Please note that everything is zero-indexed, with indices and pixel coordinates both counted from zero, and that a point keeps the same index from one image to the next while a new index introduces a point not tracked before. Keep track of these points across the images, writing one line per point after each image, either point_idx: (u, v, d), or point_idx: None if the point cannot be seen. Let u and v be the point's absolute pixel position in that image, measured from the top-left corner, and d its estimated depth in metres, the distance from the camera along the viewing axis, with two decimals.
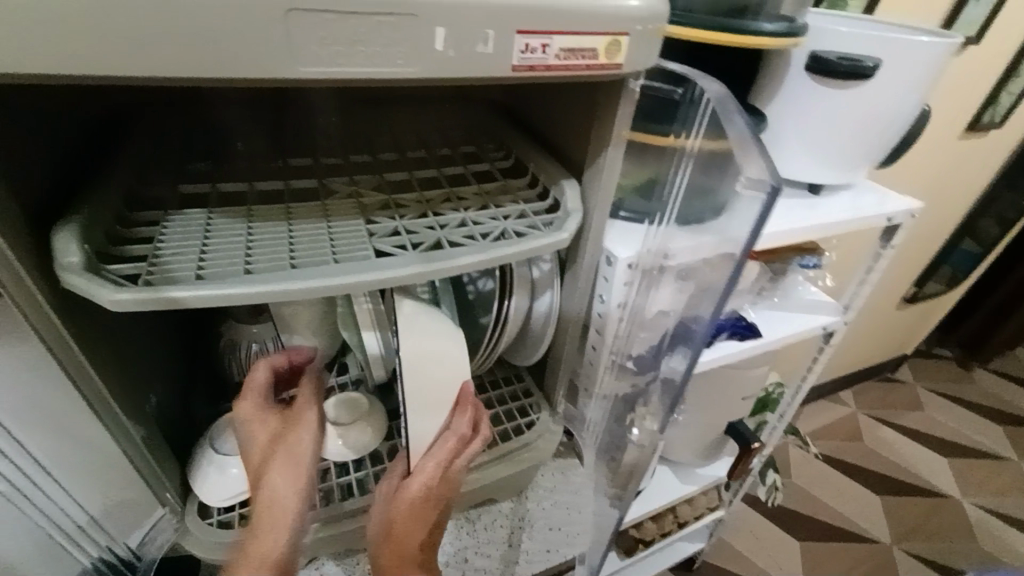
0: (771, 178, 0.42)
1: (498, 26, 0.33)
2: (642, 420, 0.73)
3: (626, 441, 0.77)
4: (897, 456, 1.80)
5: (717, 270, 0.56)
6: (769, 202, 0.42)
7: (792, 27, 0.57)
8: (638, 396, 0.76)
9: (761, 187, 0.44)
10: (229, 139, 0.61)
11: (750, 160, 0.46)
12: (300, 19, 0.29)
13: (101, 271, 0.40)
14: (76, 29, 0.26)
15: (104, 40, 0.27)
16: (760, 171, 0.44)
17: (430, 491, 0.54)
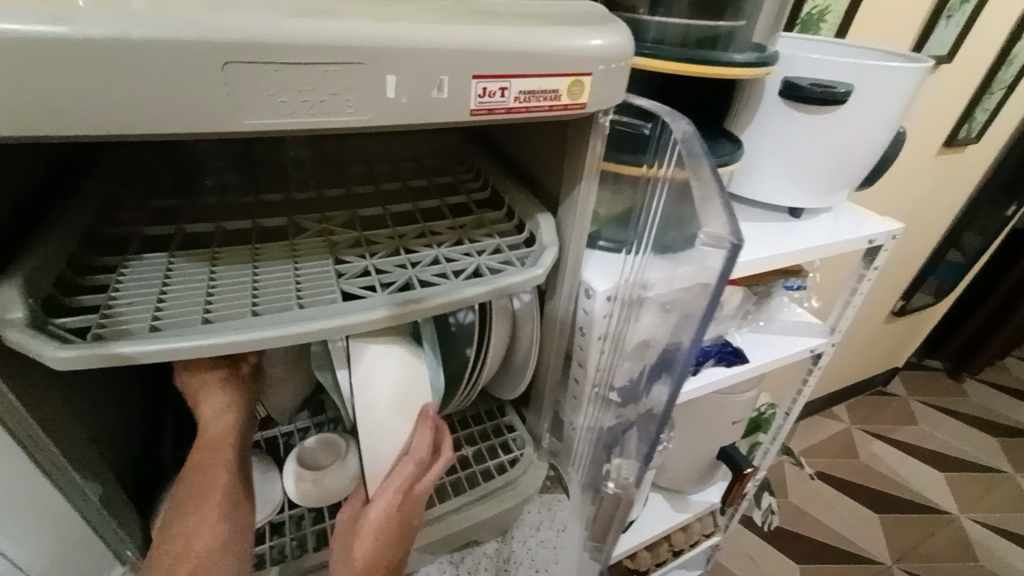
0: (732, 232, 0.42)
1: (453, 72, 0.32)
2: (619, 472, 0.72)
3: (603, 492, 0.76)
4: (894, 472, 1.78)
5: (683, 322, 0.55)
6: (730, 258, 0.42)
7: (761, 58, 0.57)
8: (613, 446, 0.75)
9: (722, 242, 0.44)
10: (197, 177, 0.60)
11: (712, 214, 0.45)
12: (239, 71, 0.28)
13: (47, 326, 0.38)
14: (3, 84, 0.25)
15: (34, 94, 0.26)
16: (721, 228, 0.44)
17: (391, 520, 0.53)
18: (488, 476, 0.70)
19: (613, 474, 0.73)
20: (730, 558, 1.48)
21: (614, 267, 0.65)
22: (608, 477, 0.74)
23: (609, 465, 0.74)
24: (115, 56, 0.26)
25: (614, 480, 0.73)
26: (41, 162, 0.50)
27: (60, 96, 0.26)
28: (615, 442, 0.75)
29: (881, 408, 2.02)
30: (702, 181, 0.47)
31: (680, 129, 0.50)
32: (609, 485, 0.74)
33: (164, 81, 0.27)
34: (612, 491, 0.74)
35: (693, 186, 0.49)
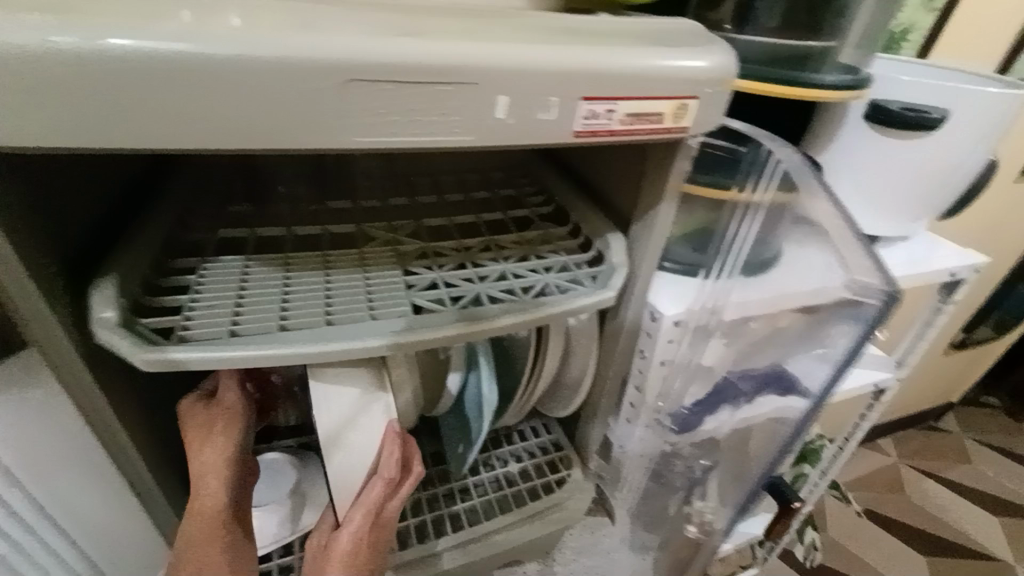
0: (887, 282, 0.41)
1: (562, 92, 0.32)
2: (702, 516, 0.74)
3: (681, 536, 0.76)
4: (947, 516, 1.62)
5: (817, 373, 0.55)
6: (883, 309, 0.41)
7: (858, 80, 0.53)
8: (699, 491, 0.76)
9: (872, 293, 0.42)
10: (270, 182, 0.61)
11: (857, 264, 0.45)
12: (356, 89, 0.29)
13: (135, 325, 0.38)
14: (144, 100, 0.26)
15: (170, 111, 0.27)
16: (870, 277, 0.43)
17: (362, 544, 0.50)
18: (535, 496, 0.68)
19: (695, 517, 0.75)
20: None
21: (682, 291, 0.63)
22: (688, 521, 0.75)
23: (689, 508, 0.76)
24: (245, 75, 0.27)
25: (694, 523, 0.74)
26: (131, 166, 0.52)
27: (193, 112, 0.27)
28: (698, 487, 0.77)
29: (933, 443, 1.84)
30: (841, 228, 0.47)
31: (788, 161, 0.51)
32: (689, 529, 0.75)
33: (285, 98, 0.28)
34: (692, 535, 0.75)
35: (825, 227, 0.50)
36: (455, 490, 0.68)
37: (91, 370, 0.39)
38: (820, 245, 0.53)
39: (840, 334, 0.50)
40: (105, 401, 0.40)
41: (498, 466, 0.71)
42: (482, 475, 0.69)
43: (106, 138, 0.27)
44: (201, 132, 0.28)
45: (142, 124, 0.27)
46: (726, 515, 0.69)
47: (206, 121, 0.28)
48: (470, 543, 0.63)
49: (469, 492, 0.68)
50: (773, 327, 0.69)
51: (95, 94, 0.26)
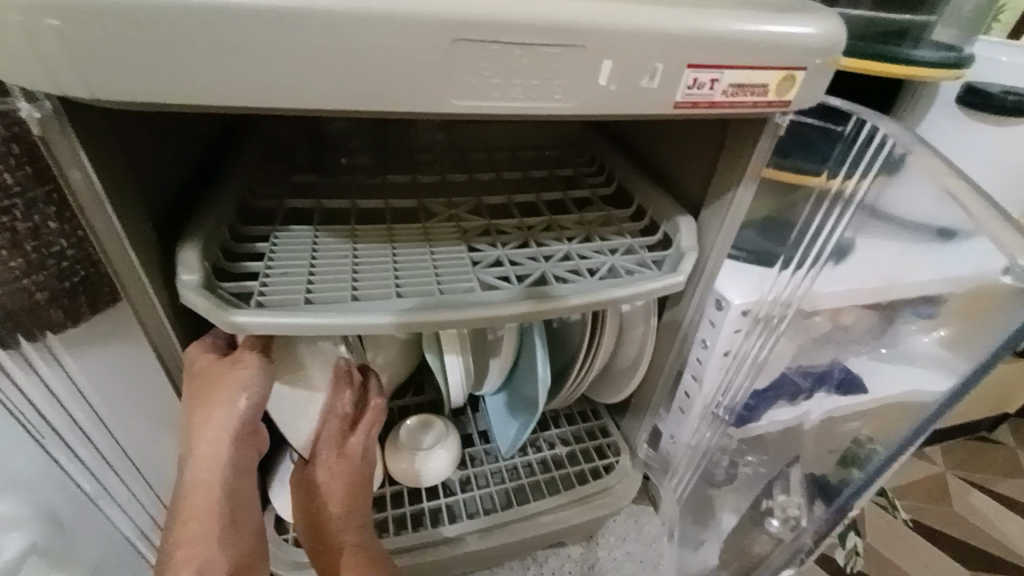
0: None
1: (668, 59, 0.31)
2: (788, 510, 0.67)
3: (761, 532, 0.69)
4: (999, 532, 1.47)
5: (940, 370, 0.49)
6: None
7: (957, 57, 0.49)
8: (779, 483, 0.71)
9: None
10: (333, 154, 0.61)
11: (1003, 236, 0.38)
12: (463, 49, 0.28)
13: (217, 288, 0.39)
14: (261, 56, 0.27)
15: (276, 63, 0.27)
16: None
17: (332, 477, 0.50)
18: (584, 479, 0.68)
19: (778, 511, 0.68)
20: None
21: (750, 280, 0.61)
22: (770, 514, 0.69)
23: (771, 501, 0.70)
24: (359, 35, 0.27)
25: (778, 518, 0.67)
26: (207, 132, 0.53)
27: (305, 73, 0.28)
28: (778, 478, 0.71)
29: (987, 455, 1.68)
30: (975, 197, 0.41)
31: (892, 133, 0.47)
32: (771, 524, 0.68)
33: (392, 59, 0.28)
34: (773, 530, 0.67)
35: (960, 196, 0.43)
36: (504, 469, 0.68)
37: (174, 328, 0.40)
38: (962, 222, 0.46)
39: (973, 329, 0.44)
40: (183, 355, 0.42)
41: (546, 447, 0.71)
42: (530, 455, 0.69)
43: (223, 93, 0.28)
44: (310, 93, 0.28)
45: (254, 80, 0.28)
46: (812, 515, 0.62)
47: (308, 78, 0.28)
48: (517, 522, 0.63)
49: (517, 472, 0.68)
50: (838, 324, 0.66)
51: (220, 50, 0.27)
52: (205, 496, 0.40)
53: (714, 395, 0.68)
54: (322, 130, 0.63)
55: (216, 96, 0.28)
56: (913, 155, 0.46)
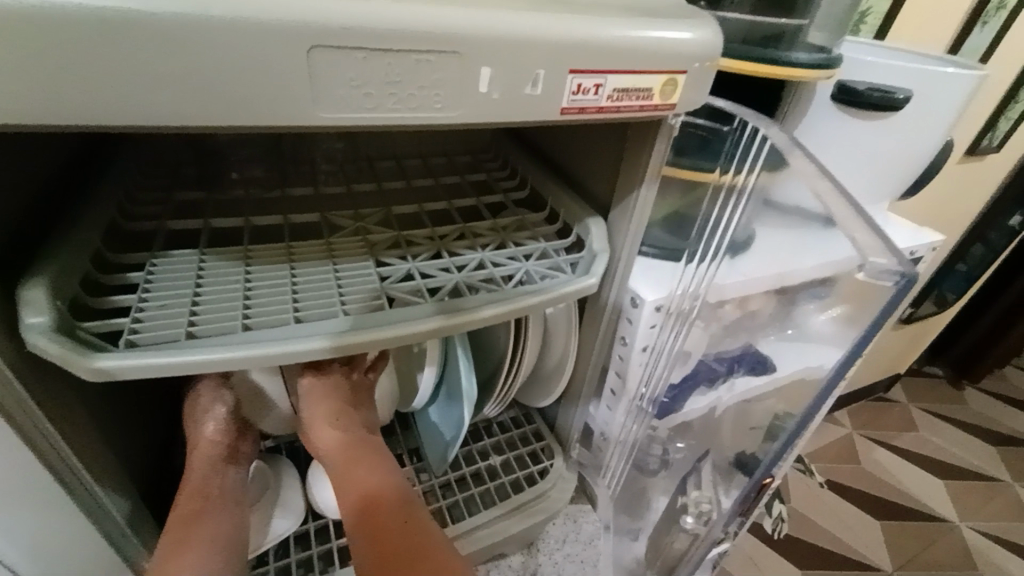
0: (905, 265, 0.35)
1: (550, 65, 0.31)
2: (700, 505, 0.66)
3: (678, 530, 0.69)
4: (899, 482, 1.64)
5: (828, 354, 0.50)
6: (902, 295, 0.35)
7: (827, 59, 0.53)
8: (692, 480, 0.71)
9: (886, 275, 0.37)
10: (223, 169, 0.57)
11: (874, 247, 0.39)
12: (327, 56, 0.26)
13: (75, 329, 0.34)
14: (81, 67, 0.23)
15: (108, 76, 0.24)
16: (888, 258, 0.37)
17: (322, 419, 0.54)
18: (519, 487, 0.67)
19: (693, 508, 0.67)
20: (734, 564, 1.36)
21: (663, 276, 0.63)
22: (685, 512, 0.68)
23: (686, 499, 0.70)
24: (204, 40, 0.24)
25: (692, 514, 0.67)
26: (64, 151, 0.47)
27: (144, 87, 0.24)
28: (692, 475, 0.72)
29: (883, 415, 1.86)
30: (849, 209, 0.43)
31: (773, 137, 0.49)
32: (686, 521, 0.68)
33: (251, 69, 0.26)
34: (688, 527, 0.67)
35: (844, 202, 0.44)
36: (436, 486, 0.66)
37: (25, 380, 0.35)
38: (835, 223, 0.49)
39: (857, 315, 0.45)
40: (43, 410, 0.36)
41: (479, 459, 0.70)
42: (463, 468, 0.68)
43: (35, 110, 0.23)
44: (152, 106, 0.25)
45: (77, 93, 0.24)
46: (724, 506, 0.61)
47: (150, 93, 0.25)
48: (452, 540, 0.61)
49: (450, 487, 0.66)
50: (746, 312, 0.71)
51: (21, 58, 0.22)
52: (191, 491, 0.49)
53: (638, 387, 0.69)
54: (209, 147, 0.58)
55: (37, 117, 0.24)
56: (793, 161, 0.48)
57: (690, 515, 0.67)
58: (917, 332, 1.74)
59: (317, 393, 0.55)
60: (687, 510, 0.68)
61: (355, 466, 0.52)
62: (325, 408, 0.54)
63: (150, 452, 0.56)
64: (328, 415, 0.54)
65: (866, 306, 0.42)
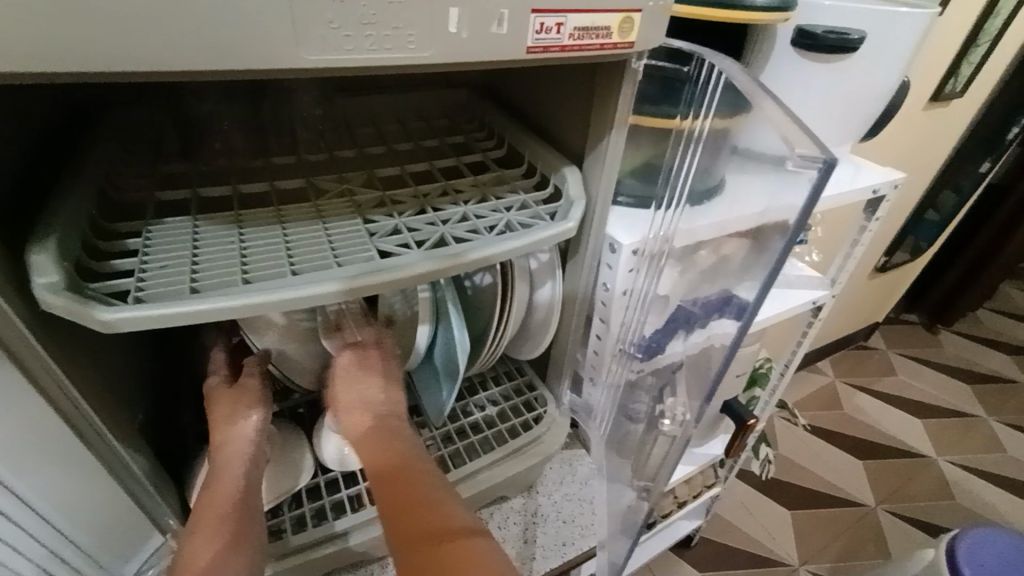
0: (823, 152, 0.41)
1: (512, 5, 0.33)
2: (676, 409, 0.72)
3: (657, 435, 0.75)
4: (878, 423, 1.72)
5: (774, 243, 0.52)
6: (825, 175, 0.41)
7: (783, 0, 0.54)
8: (668, 390, 0.75)
9: (812, 162, 0.43)
10: (205, 141, 0.58)
11: (798, 140, 0.45)
12: (305, 1, 0.28)
13: (83, 289, 0.37)
14: (77, 19, 0.25)
15: (98, 25, 0.25)
16: (811, 148, 0.43)
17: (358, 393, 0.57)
18: (515, 433, 0.71)
19: (669, 413, 0.73)
20: (726, 509, 1.43)
21: (637, 223, 0.67)
22: (663, 418, 0.74)
23: (663, 406, 0.75)
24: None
25: (670, 418, 0.72)
26: (43, 123, 0.48)
27: (137, 37, 0.26)
28: (668, 385, 0.76)
29: (861, 360, 1.94)
30: (783, 118, 0.47)
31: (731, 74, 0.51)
32: (665, 424, 0.73)
33: (231, 16, 0.27)
34: (666, 430, 0.72)
35: (771, 114, 0.48)
36: (437, 438, 0.69)
37: (40, 341, 0.37)
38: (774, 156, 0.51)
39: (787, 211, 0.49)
40: (55, 367, 0.38)
41: (476, 411, 0.73)
42: (461, 421, 0.72)
43: (26, 62, 0.25)
44: (137, 55, 0.27)
45: (69, 42, 0.25)
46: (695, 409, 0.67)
47: (140, 42, 0.26)
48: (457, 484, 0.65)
49: (451, 437, 0.70)
50: (720, 256, 0.68)
51: (19, 13, 0.24)
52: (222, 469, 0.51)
53: (619, 333, 0.73)
54: (188, 120, 0.59)
55: (39, 71, 0.26)
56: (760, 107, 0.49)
57: (667, 419, 0.73)
58: (892, 278, 1.80)
59: (351, 374, 0.58)
60: (665, 415, 0.73)
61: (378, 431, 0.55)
62: (363, 386, 0.58)
63: (156, 423, 0.58)
64: (359, 395, 0.57)
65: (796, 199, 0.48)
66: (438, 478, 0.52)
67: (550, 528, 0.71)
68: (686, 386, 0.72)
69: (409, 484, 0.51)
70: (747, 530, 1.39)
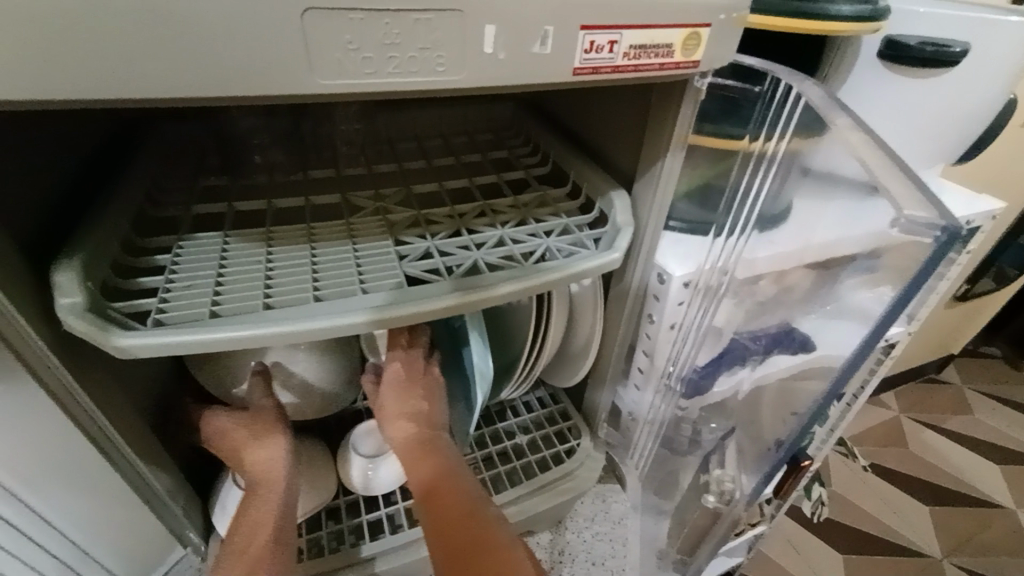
0: (945, 217, 0.32)
1: (557, 22, 0.30)
2: (723, 484, 0.62)
3: (700, 507, 0.66)
4: (951, 466, 1.55)
5: (874, 296, 0.41)
6: (942, 251, 0.32)
7: (874, 9, 0.48)
8: (715, 458, 0.66)
9: (925, 230, 0.34)
10: (245, 154, 0.58)
11: (908, 198, 0.36)
12: (321, 18, 0.26)
13: (107, 310, 0.36)
14: (83, 45, 0.23)
15: (104, 50, 0.24)
16: (925, 211, 0.34)
17: (404, 398, 0.58)
18: (545, 466, 0.67)
19: (714, 486, 0.63)
20: (771, 547, 1.32)
21: (689, 250, 0.61)
22: (707, 490, 0.64)
23: (708, 477, 0.65)
24: (199, 15, 0.24)
25: (714, 494, 0.63)
26: (87, 138, 0.48)
27: (147, 62, 0.24)
28: (714, 452, 0.68)
29: (932, 396, 1.77)
30: (890, 163, 0.38)
31: (813, 96, 0.45)
32: (708, 499, 0.64)
33: (245, 39, 0.25)
34: (710, 506, 0.63)
35: (881, 157, 0.39)
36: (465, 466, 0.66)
37: (65, 362, 0.36)
38: (868, 194, 0.42)
39: (893, 259, 0.39)
40: (80, 388, 0.38)
41: (506, 438, 0.70)
42: (489, 448, 0.68)
43: (30, 88, 0.23)
44: (145, 81, 0.25)
45: (78, 68, 0.24)
46: (746, 485, 0.58)
47: (149, 69, 0.25)
48: None
49: (478, 465, 0.67)
50: (782, 287, 0.62)
51: (25, 39, 0.23)
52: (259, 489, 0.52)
53: (666, 365, 0.67)
54: (227, 131, 0.59)
55: (49, 99, 0.24)
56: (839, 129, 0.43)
57: (710, 494, 0.64)
58: (973, 309, 1.63)
59: (398, 380, 0.58)
60: (706, 488, 0.65)
61: (429, 459, 0.55)
62: (403, 399, 0.57)
63: (186, 435, 0.58)
64: (401, 405, 0.57)
65: (891, 272, 0.39)
66: (505, 527, 0.51)
67: (576, 569, 0.65)
68: (744, 453, 0.62)
69: (474, 534, 0.50)
70: (795, 571, 1.28)
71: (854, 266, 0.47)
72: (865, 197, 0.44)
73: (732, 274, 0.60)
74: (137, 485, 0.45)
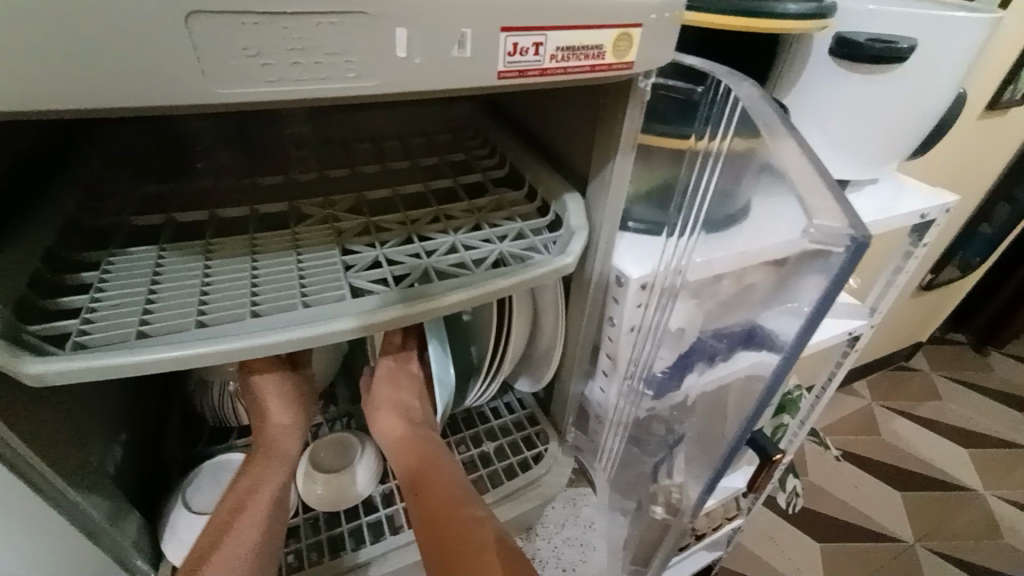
0: (854, 227, 0.33)
1: (477, 24, 0.29)
2: (670, 495, 0.63)
3: (649, 514, 0.67)
4: (920, 452, 1.59)
5: (801, 299, 0.42)
6: (853, 259, 0.33)
7: (820, 7, 0.48)
8: (665, 465, 0.66)
9: (837, 240, 0.35)
10: (188, 162, 0.55)
11: (827, 206, 0.37)
12: (220, 23, 0.25)
13: (22, 333, 0.33)
14: None
15: None
16: (838, 220, 0.35)
17: (394, 392, 0.63)
18: (513, 473, 0.66)
19: (664, 496, 0.64)
20: (748, 539, 1.33)
21: (646, 252, 0.61)
22: (657, 500, 0.66)
23: (659, 485, 0.66)
24: (83, 19, 0.23)
25: (662, 504, 0.64)
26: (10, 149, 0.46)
27: (29, 72, 0.23)
28: (665, 459, 0.67)
29: (902, 384, 1.81)
30: (812, 171, 0.38)
31: (749, 98, 0.45)
32: (656, 510, 0.65)
33: (136, 45, 0.24)
34: (660, 516, 0.64)
35: (807, 166, 0.39)
36: None
37: None
38: (790, 205, 0.43)
39: (811, 268, 0.40)
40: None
41: (473, 446, 0.69)
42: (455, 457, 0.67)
43: None
44: (26, 90, 0.23)
45: None
46: (690, 495, 0.58)
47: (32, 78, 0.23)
48: None
49: None
50: None
51: None
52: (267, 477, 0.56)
53: (629, 366, 0.67)
54: (168, 139, 0.57)
55: None
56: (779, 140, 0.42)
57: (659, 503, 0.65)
58: (937, 299, 1.67)
59: (385, 379, 0.64)
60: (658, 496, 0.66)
61: (413, 448, 0.59)
62: (394, 393, 0.63)
63: (133, 456, 0.56)
64: (391, 399, 0.63)
65: (812, 281, 0.40)
66: (484, 509, 0.55)
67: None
68: (687, 459, 0.61)
69: (451, 517, 0.53)
70: (772, 561, 1.29)
71: (784, 265, 0.46)
72: (788, 185, 0.42)
73: (688, 271, 0.58)
74: (73, 513, 0.43)
